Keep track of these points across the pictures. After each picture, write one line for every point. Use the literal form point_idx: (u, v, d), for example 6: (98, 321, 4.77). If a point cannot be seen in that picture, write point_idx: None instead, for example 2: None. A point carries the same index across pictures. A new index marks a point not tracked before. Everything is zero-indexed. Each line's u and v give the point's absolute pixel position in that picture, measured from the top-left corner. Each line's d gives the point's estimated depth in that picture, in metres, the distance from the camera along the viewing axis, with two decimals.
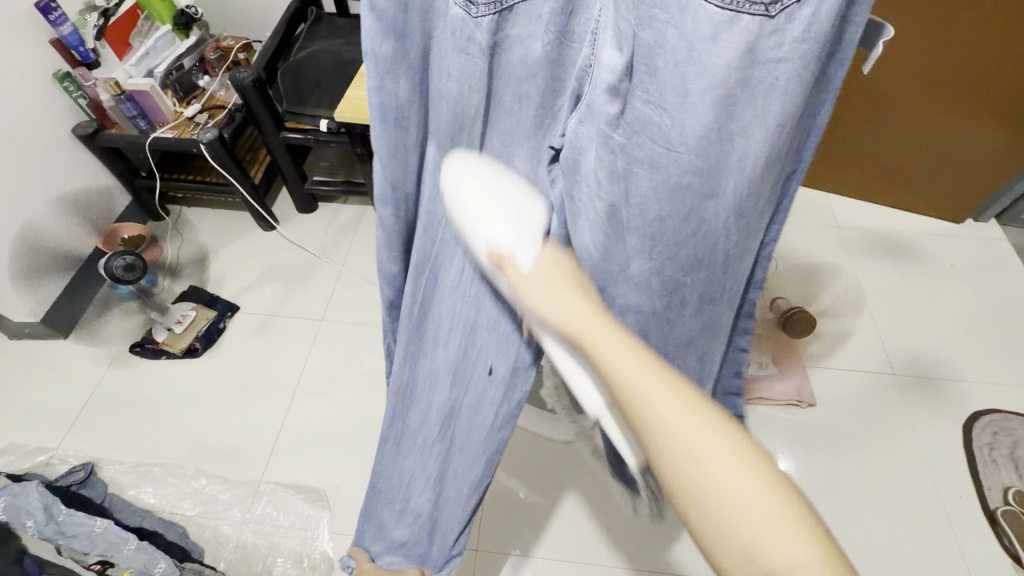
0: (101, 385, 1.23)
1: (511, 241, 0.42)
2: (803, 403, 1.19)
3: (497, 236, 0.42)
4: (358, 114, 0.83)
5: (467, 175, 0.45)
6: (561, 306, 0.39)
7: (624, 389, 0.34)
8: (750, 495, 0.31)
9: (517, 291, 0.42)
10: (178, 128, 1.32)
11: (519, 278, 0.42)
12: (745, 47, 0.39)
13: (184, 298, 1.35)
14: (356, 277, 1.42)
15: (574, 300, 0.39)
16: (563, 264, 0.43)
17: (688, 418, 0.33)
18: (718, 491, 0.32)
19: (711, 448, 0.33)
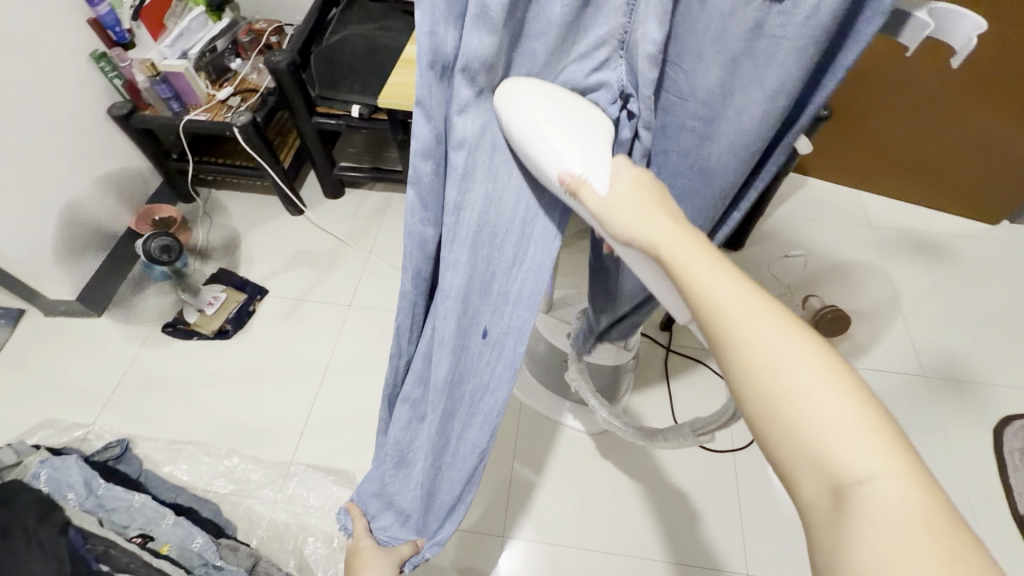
0: (134, 363, 1.26)
1: (583, 163, 0.40)
2: None
3: (569, 160, 0.40)
4: (401, 100, 0.83)
5: (515, 113, 0.40)
6: (648, 227, 0.39)
7: (725, 324, 0.33)
8: (861, 442, 0.29)
9: (598, 215, 0.41)
10: (211, 110, 1.33)
11: (598, 204, 0.40)
12: (751, 27, 0.37)
13: (214, 280, 1.37)
14: (383, 264, 1.43)
15: (666, 222, 0.39)
16: (647, 188, 0.41)
17: (794, 346, 0.31)
18: (818, 409, 0.30)
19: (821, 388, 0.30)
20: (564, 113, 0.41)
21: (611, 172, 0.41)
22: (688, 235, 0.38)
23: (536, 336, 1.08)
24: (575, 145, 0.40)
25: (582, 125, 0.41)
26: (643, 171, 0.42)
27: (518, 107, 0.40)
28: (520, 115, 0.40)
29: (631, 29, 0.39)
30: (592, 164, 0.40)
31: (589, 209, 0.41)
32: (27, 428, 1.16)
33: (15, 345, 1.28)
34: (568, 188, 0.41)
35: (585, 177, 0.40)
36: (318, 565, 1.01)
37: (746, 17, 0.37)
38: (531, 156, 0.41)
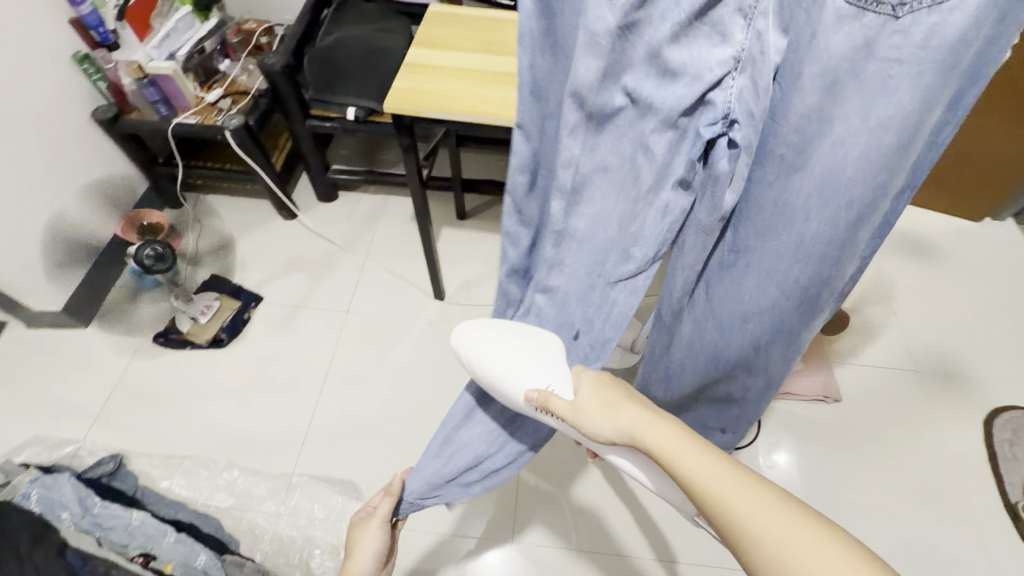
0: (125, 376, 1.22)
1: (546, 379, 0.55)
2: (830, 399, 1.21)
3: (533, 384, 0.55)
4: (408, 105, 0.82)
5: (470, 345, 0.61)
6: (621, 419, 0.51)
7: (696, 486, 0.45)
8: (810, 547, 0.39)
9: (574, 419, 0.53)
10: (201, 113, 1.29)
11: (570, 408, 0.53)
12: (861, 43, 0.38)
13: (207, 288, 1.33)
14: (381, 269, 1.41)
15: (634, 411, 0.51)
16: (608, 390, 0.54)
17: (747, 494, 0.43)
18: (774, 533, 0.40)
19: (771, 517, 0.41)
20: (518, 337, 0.59)
21: (573, 380, 0.56)
22: (655, 417, 0.50)
23: None
24: (528, 362, 0.57)
25: (528, 343, 0.58)
26: (604, 374, 0.56)
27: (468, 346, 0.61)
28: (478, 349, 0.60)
29: (748, 50, 0.41)
30: (552, 379, 0.55)
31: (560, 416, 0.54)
32: (13, 446, 1.11)
33: None
34: (539, 401, 0.54)
35: (550, 390, 0.55)
36: None
37: (855, 34, 0.38)
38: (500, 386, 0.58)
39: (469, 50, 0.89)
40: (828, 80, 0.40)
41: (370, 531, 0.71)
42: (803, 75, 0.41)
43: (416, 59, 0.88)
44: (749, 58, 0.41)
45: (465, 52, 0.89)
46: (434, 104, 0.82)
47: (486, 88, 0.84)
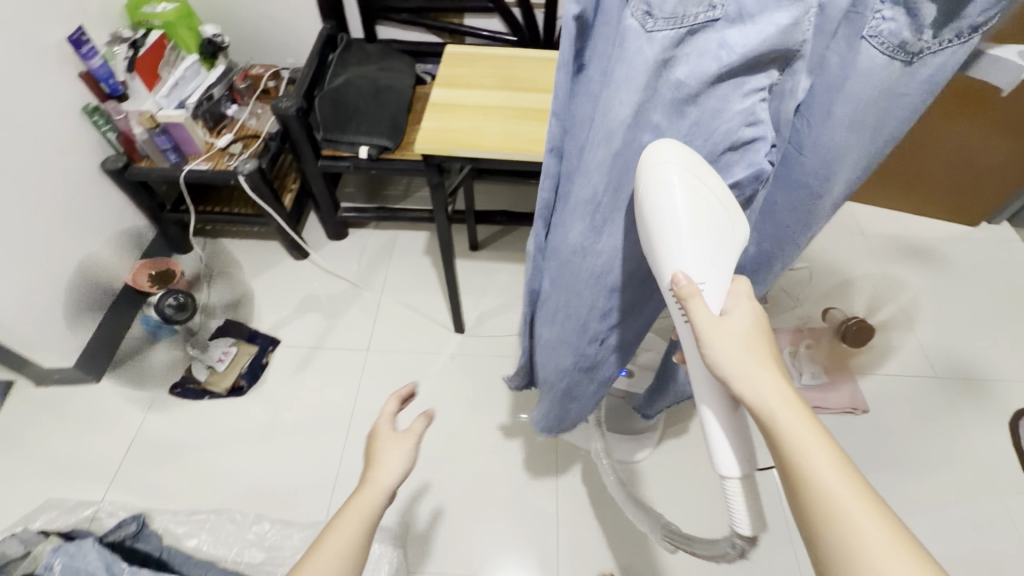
0: (143, 430, 1.18)
1: (703, 275, 0.46)
2: (858, 411, 1.22)
3: (686, 264, 0.46)
4: (439, 145, 0.82)
5: (661, 183, 0.44)
6: (760, 374, 0.43)
7: (797, 457, 0.41)
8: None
9: (703, 327, 0.45)
10: (212, 159, 1.28)
11: (711, 324, 0.45)
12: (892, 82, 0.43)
13: (221, 333, 1.31)
14: (397, 305, 1.40)
15: (777, 377, 0.44)
16: (759, 336, 0.46)
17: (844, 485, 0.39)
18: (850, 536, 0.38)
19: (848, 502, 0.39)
20: (687, 232, 0.45)
21: (725, 297, 0.48)
22: (790, 388, 0.43)
23: None
24: (711, 246, 0.46)
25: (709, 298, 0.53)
26: (765, 316, 0.48)
27: (658, 171, 0.45)
28: (655, 183, 0.45)
29: (781, 82, 0.46)
30: (708, 282, 0.46)
31: (694, 318, 0.45)
32: (27, 513, 1.06)
33: (5, 423, 1.18)
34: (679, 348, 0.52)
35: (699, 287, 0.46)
36: None
37: (885, 75, 0.43)
38: (652, 251, 0.48)
39: (493, 87, 0.90)
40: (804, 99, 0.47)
41: (403, 449, 0.65)
42: (838, 73, 0.45)
43: (439, 98, 0.89)
44: (784, 85, 0.47)
45: (489, 89, 0.90)
46: (466, 142, 0.82)
47: (515, 123, 0.85)
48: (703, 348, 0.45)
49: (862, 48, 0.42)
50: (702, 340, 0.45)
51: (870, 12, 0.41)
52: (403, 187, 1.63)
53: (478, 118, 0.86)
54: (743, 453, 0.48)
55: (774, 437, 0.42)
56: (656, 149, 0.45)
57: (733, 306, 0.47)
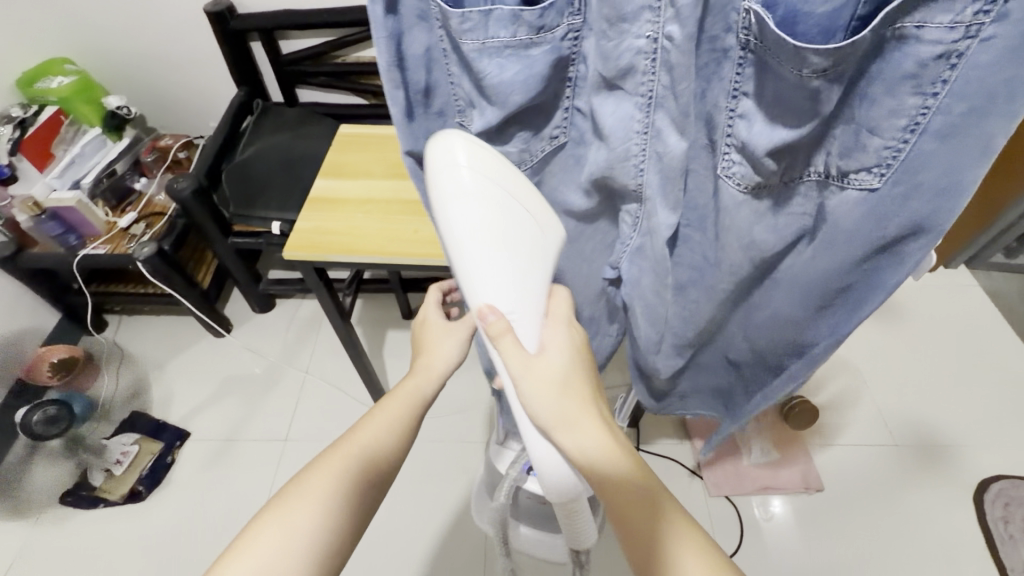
0: (27, 548, 1.06)
1: (509, 306, 0.45)
2: (811, 490, 1.12)
3: (494, 298, 0.44)
4: (310, 250, 0.74)
5: (448, 176, 0.42)
6: (575, 420, 0.45)
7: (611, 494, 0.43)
8: None
9: (514, 367, 0.44)
10: (112, 241, 1.20)
11: (522, 364, 0.45)
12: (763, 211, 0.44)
13: (124, 429, 1.20)
14: (322, 384, 1.30)
15: (592, 419, 0.45)
16: (575, 373, 0.47)
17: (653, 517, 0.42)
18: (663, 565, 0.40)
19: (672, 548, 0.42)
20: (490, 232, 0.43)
21: (538, 333, 0.47)
22: (601, 427, 0.45)
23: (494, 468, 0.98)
24: (511, 279, 0.44)
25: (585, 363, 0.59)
26: (581, 347, 0.49)
27: (445, 175, 0.42)
28: (451, 203, 0.42)
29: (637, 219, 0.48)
30: (518, 311, 0.45)
31: (506, 357, 0.45)
32: None
33: None
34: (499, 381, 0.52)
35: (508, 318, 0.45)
36: None
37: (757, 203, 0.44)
38: (460, 282, 0.45)
39: (379, 177, 0.83)
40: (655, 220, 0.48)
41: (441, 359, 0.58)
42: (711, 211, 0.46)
43: (320, 191, 0.81)
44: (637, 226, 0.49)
45: (375, 179, 0.83)
46: (340, 245, 0.74)
47: (397, 220, 0.77)
48: (521, 392, 0.45)
49: (723, 188, 0.43)
50: (519, 383, 0.45)
51: (721, 153, 0.42)
52: None
53: (358, 215, 0.78)
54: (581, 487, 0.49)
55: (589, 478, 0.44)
56: (450, 147, 0.42)
57: (549, 338, 0.47)
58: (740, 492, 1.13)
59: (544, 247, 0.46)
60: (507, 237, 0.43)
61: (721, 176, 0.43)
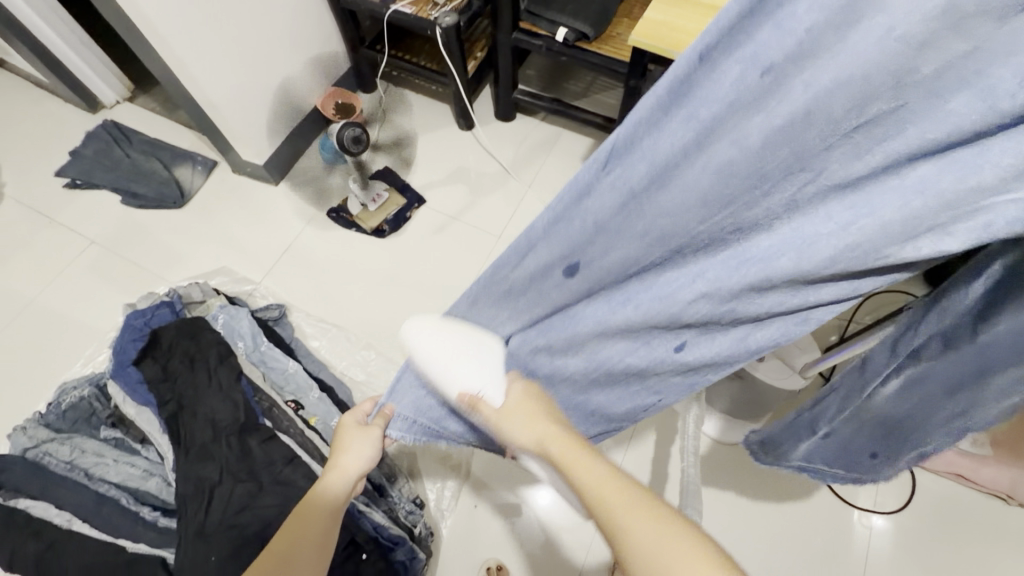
0: (300, 237, 1.35)
1: (478, 383, 0.59)
2: (1011, 501, 1.01)
3: (467, 385, 0.59)
4: (655, 42, 0.73)
5: (419, 341, 0.64)
6: (532, 428, 0.54)
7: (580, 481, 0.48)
8: (674, 555, 0.40)
9: (496, 421, 0.57)
10: (417, 4, 1.26)
11: (496, 412, 0.57)
12: None
13: (380, 177, 1.40)
14: (539, 203, 1.38)
15: (546, 427, 0.54)
16: (532, 398, 0.57)
17: (615, 490, 0.46)
18: (639, 546, 0.42)
19: (620, 500, 0.45)
20: (469, 351, 0.61)
21: (505, 388, 0.58)
22: (557, 430, 0.53)
23: None
24: (469, 368, 0.60)
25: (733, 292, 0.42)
26: (535, 386, 0.59)
27: (420, 339, 0.64)
28: (424, 344, 0.63)
29: None
30: (487, 384, 0.58)
31: (488, 417, 0.58)
32: (208, 271, 1.32)
33: (206, 194, 1.43)
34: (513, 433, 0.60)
35: (481, 393, 0.58)
36: (429, 476, 1.10)
37: None
38: (442, 380, 0.61)
39: None
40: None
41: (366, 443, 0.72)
42: None
43: None
44: None
45: None
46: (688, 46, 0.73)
47: None
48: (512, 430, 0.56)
49: None
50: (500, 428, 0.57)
51: None
52: (584, 84, 1.52)
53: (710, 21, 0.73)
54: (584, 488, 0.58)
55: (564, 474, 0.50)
56: (412, 326, 0.65)
57: (511, 386, 0.59)
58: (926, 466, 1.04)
59: (486, 351, 0.60)
60: (456, 348, 0.61)
61: None
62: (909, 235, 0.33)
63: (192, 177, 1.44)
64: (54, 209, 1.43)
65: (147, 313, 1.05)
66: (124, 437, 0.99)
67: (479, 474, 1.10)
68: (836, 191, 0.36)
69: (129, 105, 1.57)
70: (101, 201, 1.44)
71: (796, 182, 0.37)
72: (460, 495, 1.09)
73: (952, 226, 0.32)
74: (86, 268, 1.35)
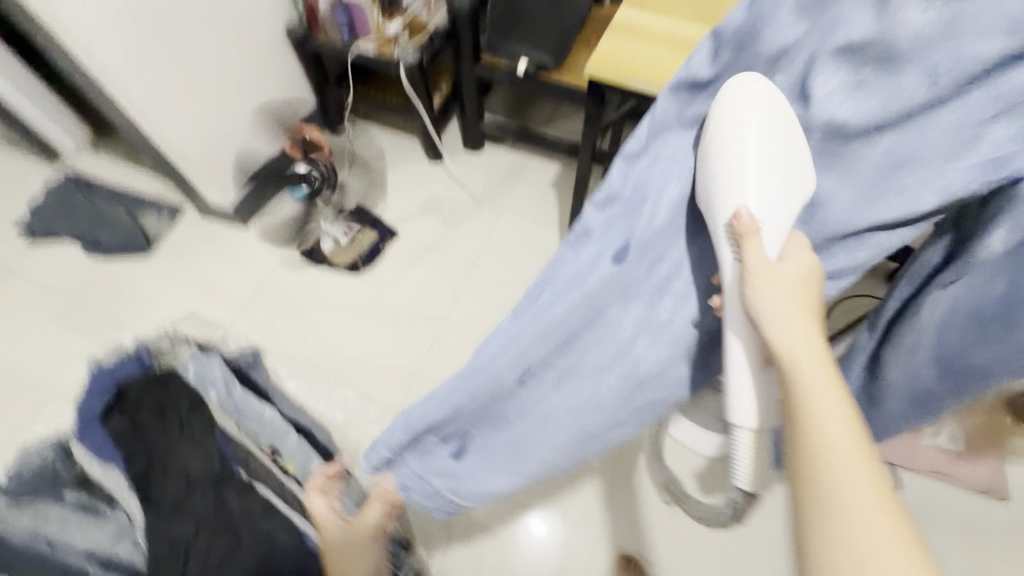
0: (272, 277, 1.33)
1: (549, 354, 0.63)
2: (993, 495, 1.02)
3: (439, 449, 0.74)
4: (611, 71, 0.76)
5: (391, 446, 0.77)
6: (781, 333, 0.45)
7: (808, 421, 0.41)
8: (863, 525, 0.36)
9: (757, 289, 0.47)
10: (380, 44, 1.28)
11: (762, 265, 0.47)
12: None
13: (351, 213, 1.40)
14: (511, 230, 1.39)
15: (815, 343, 0.44)
16: (808, 290, 0.47)
17: (844, 436, 0.40)
18: (842, 495, 0.38)
19: (845, 435, 0.40)
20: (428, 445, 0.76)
21: (785, 245, 0.49)
22: (819, 354, 0.44)
23: None
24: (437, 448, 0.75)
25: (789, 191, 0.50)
26: (819, 270, 0.49)
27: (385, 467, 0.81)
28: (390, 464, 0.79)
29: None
30: (769, 220, 0.49)
31: (749, 265, 0.48)
32: (177, 317, 1.29)
33: (173, 239, 1.41)
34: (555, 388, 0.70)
35: (760, 225, 0.49)
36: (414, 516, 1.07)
37: None
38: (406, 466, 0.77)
39: (688, 18, 0.79)
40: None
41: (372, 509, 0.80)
42: None
43: (624, 19, 0.80)
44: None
45: (684, 19, 0.79)
46: (642, 73, 0.75)
47: None
48: (746, 294, 0.47)
49: None
50: (748, 283, 0.47)
51: None
52: (548, 111, 1.56)
53: (661, 50, 0.77)
54: (754, 404, 0.52)
55: (790, 395, 0.43)
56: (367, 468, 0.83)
57: (791, 255, 0.49)
58: (907, 467, 1.05)
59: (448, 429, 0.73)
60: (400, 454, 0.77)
61: None
62: (904, 173, 0.49)
63: (159, 223, 1.42)
64: (13, 263, 1.39)
65: (112, 366, 0.99)
66: (92, 501, 0.93)
67: (466, 509, 1.08)
68: (880, 128, 0.48)
69: (91, 154, 1.55)
70: (63, 252, 1.40)
71: (830, 110, 0.49)
72: (445, 532, 1.08)
73: (926, 186, 0.48)
74: (49, 322, 1.31)
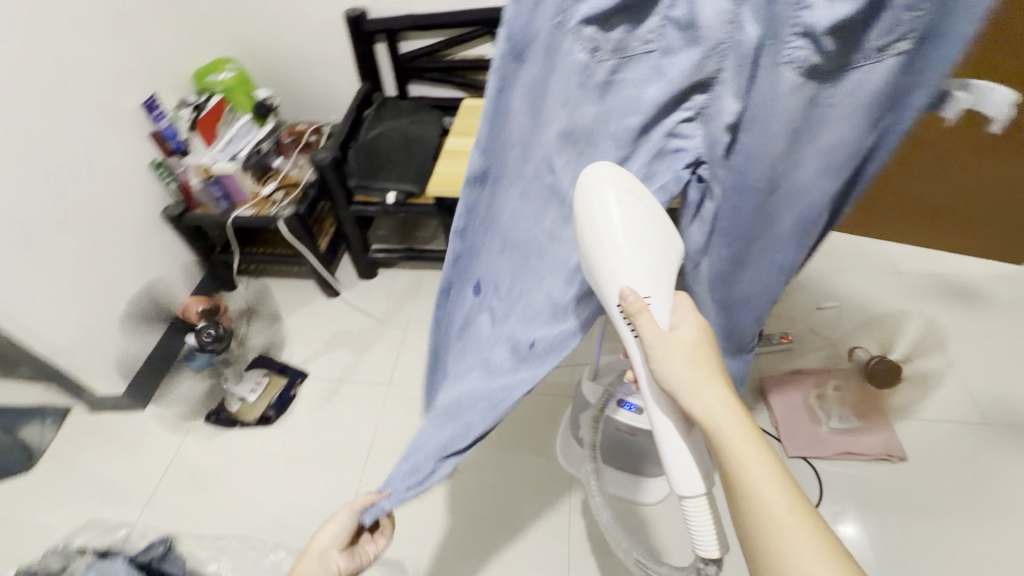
0: (179, 454, 1.26)
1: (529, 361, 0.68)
2: (894, 458, 1.12)
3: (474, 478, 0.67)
4: (448, 187, 0.90)
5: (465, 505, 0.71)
6: (701, 393, 0.48)
7: (739, 471, 0.45)
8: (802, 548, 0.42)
9: (652, 351, 0.50)
10: (256, 206, 1.40)
11: (660, 339, 0.50)
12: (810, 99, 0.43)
13: (256, 365, 1.40)
14: (420, 342, 1.45)
15: (717, 396, 0.48)
16: (704, 347, 0.50)
17: (764, 472, 0.45)
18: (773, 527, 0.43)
19: (766, 477, 0.45)
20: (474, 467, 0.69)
21: (671, 310, 0.52)
22: (731, 404, 0.48)
23: (582, 404, 1.09)
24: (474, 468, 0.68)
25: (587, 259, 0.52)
26: (709, 326, 0.52)
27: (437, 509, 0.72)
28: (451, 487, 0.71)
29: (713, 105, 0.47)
30: (655, 294, 0.51)
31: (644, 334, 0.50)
32: (71, 530, 1.16)
33: (60, 445, 1.30)
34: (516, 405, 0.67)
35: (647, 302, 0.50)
36: None
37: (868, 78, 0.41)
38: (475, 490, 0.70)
39: None
40: (786, 128, 0.45)
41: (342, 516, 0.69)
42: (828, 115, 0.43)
43: (453, 146, 0.96)
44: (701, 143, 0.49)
45: None
46: None
47: None
48: (654, 365, 0.50)
49: (782, 69, 0.41)
50: (653, 356, 0.50)
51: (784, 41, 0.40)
52: (431, 229, 1.71)
53: None
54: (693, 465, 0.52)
55: (716, 449, 0.47)
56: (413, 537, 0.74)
57: (680, 321, 0.51)
58: (821, 455, 1.14)
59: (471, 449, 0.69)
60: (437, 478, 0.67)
61: (780, 60, 0.41)
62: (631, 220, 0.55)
63: (42, 432, 1.32)
64: None
65: None
66: None
67: None
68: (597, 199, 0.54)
69: None
70: None
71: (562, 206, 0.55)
72: None
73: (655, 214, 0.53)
74: None
